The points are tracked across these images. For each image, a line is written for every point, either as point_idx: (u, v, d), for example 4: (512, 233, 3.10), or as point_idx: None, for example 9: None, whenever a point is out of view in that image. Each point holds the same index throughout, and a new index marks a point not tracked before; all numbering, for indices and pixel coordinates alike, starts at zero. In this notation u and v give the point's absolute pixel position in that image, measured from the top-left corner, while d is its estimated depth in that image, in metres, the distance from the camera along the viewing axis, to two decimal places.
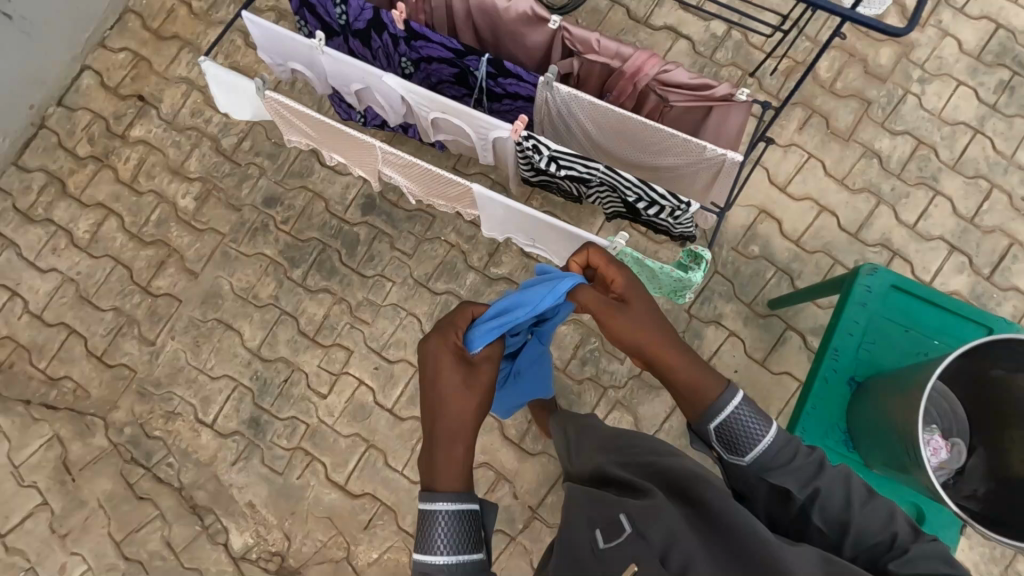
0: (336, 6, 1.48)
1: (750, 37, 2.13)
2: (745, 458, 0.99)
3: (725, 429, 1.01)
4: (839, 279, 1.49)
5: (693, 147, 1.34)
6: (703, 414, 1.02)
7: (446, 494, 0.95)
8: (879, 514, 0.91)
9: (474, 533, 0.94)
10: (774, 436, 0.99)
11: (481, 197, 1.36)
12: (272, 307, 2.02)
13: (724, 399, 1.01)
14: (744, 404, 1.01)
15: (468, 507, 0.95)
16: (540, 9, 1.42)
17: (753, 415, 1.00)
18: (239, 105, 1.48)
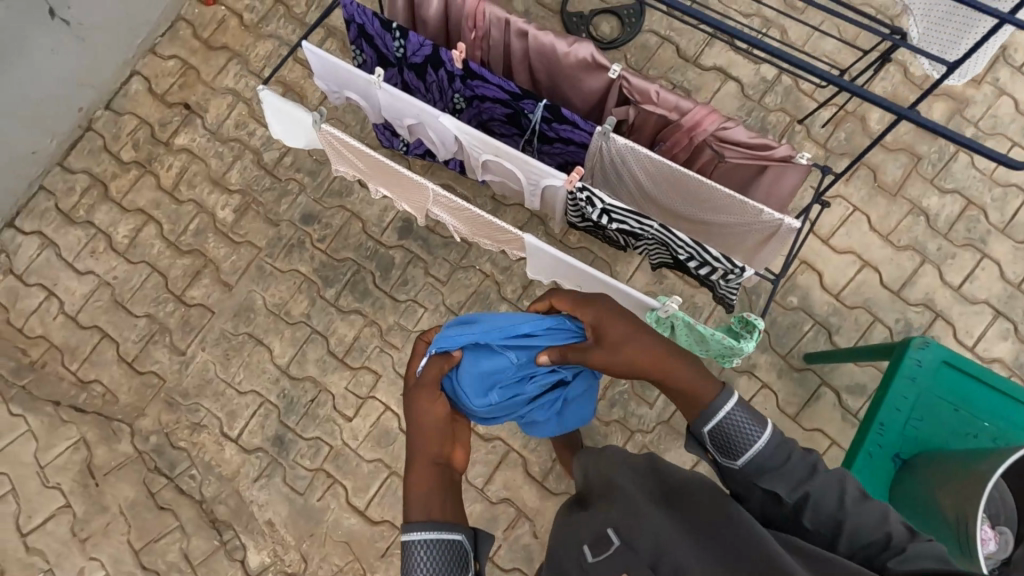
0: (395, 40, 1.48)
1: (800, 83, 2.12)
2: (739, 460, 1.01)
3: (721, 433, 1.03)
4: (886, 347, 1.46)
5: (749, 209, 1.32)
6: (698, 419, 1.06)
7: (421, 524, 1.02)
8: (873, 514, 0.93)
9: (455, 562, 1.01)
10: (770, 436, 1.01)
11: (531, 246, 1.35)
12: (304, 325, 2.02)
13: (718, 403, 1.04)
14: (737, 406, 1.04)
15: (450, 538, 1.02)
16: (601, 56, 1.42)
17: (746, 417, 1.03)
18: (291, 134, 1.49)
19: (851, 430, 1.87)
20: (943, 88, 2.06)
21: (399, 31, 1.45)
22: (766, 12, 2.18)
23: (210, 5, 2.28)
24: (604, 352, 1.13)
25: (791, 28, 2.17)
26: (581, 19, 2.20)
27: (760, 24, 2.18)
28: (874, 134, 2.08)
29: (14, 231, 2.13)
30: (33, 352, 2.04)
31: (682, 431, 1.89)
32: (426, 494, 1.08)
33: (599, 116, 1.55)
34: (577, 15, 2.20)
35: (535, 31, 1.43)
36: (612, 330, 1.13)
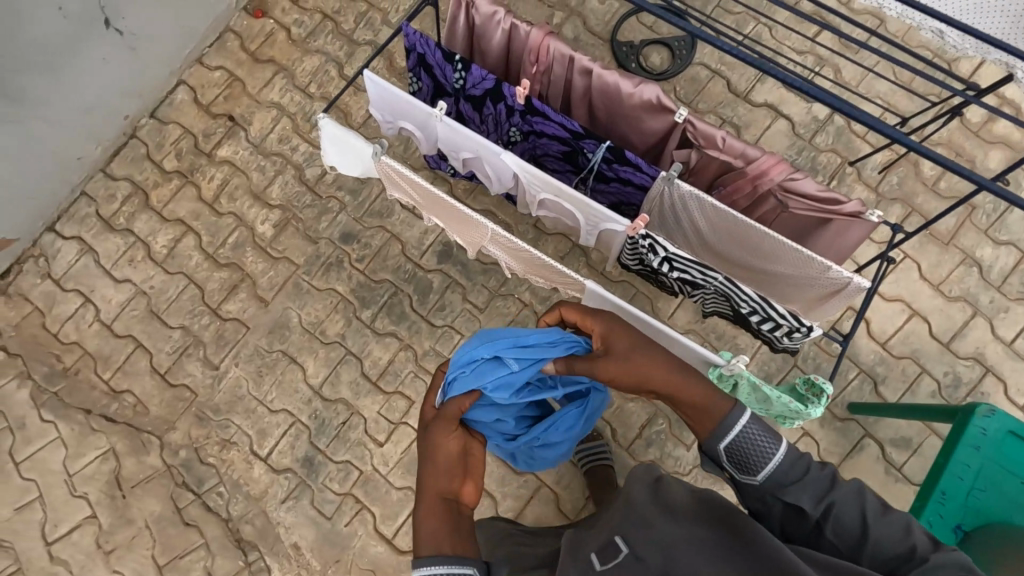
0: (455, 72, 1.46)
1: (853, 124, 2.08)
2: (756, 476, 0.99)
3: (738, 448, 1.02)
4: (949, 409, 1.42)
5: (816, 265, 1.28)
6: (714, 433, 1.04)
7: (431, 556, 0.95)
8: (896, 527, 0.90)
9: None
10: (786, 452, 0.99)
11: (593, 293, 1.33)
12: (338, 346, 2.00)
13: (735, 415, 1.03)
14: (753, 422, 1.03)
15: (460, 570, 0.94)
16: (667, 98, 1.39)
17: (763, 432, 1.02)
18: (347, 163, 1.47)
19: (893, 483, 1.82)
20: (999, 136, 2.03)
21: (462, 63, 1.43)
22: (820, 50, 2.15)
23: (259, 18, 2.29)
24: (615, 361, 1.12)
25: (845, 67, 2.13)
26: (631, 49, 2.18)
27: (813, 62, 2.14)
28: (927, 179, 2.04)
29: (53, 236, 2.12)
30: (66, 358, 2.03)
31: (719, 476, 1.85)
32: (433, 529, 0.99)
33: (657, 157, 1.52)
34: (627, 45, 2.19)
35: (599, 69, 1.41)
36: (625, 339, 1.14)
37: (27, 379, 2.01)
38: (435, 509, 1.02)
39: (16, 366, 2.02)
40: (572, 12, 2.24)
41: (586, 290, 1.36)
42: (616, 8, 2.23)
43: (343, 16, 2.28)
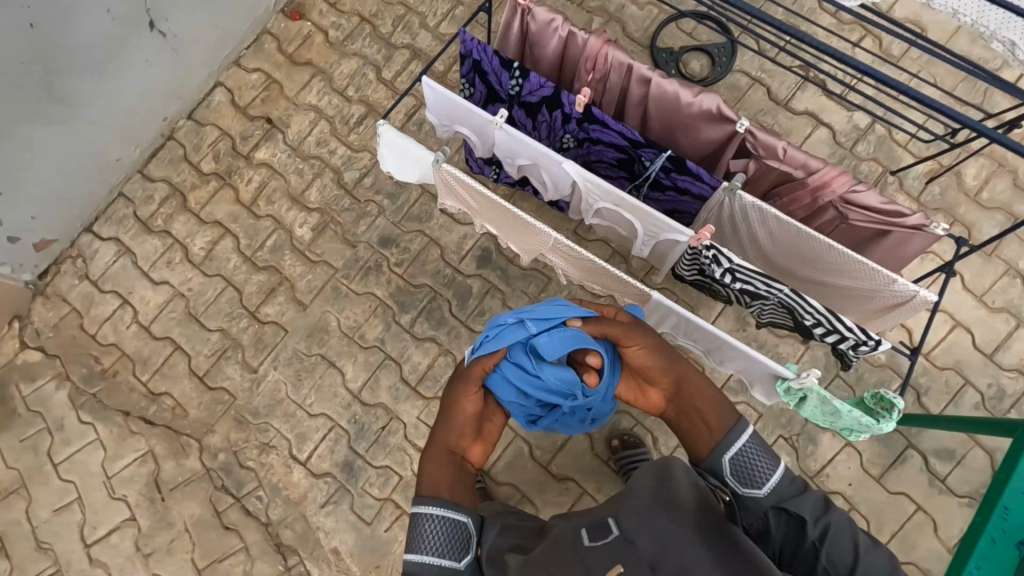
0: (512, 79, 1.45)
1: (894, 133, 2.08)
2: (759, 489, 1.13)
3: (737, 462, 1.17)
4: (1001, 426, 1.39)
5: (880, 278, 1.28)
6: (718, 441, 1.20)
7: (432, 499, 1.25)
8: (882, 562, 1.02)
9: (458, 540, 1.22)
10: (781, 474, 1.14)
11: (659, 304, 1.32)
12: (377, 350, 2.00)
13: (736, 429, 1.20)
14: (754, 439, 1.20)
15: (454, 518, 1.23)
16: (726, 108, 1.39)
17: (760, 452, 1.17)
18: (404, 168, 1.47)
19: (937, 495, 1.82)
20: None
21: (520, 70, 1.42)
22: (860, 58, 2.14)
23: (297, 21, 2.28)
24: (642, 348, 1.32)
25: (886, 75, 2.12)
26: (670, 55, 2.18)
27: (853, 70, 2.13)
28: (970, 189, 2.03)
29: (91, 237, 2.12)
30: (104, 360, 2.03)
31: None
32: (440, 474, 1.30)
33: (711, 166, 1.52)
34: (667, 51, 2.18)
35: (658, 78, 1.40)
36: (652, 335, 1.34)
37: (66, 380, 2.01)
38: (444, 470, 1.31)
39: (55, 368, 2.02)
40: (610, 17, 2.23)
41: (650, 301, 1.35)
42: (656, 14, 2.22)
43: (381, 19, 2.27)
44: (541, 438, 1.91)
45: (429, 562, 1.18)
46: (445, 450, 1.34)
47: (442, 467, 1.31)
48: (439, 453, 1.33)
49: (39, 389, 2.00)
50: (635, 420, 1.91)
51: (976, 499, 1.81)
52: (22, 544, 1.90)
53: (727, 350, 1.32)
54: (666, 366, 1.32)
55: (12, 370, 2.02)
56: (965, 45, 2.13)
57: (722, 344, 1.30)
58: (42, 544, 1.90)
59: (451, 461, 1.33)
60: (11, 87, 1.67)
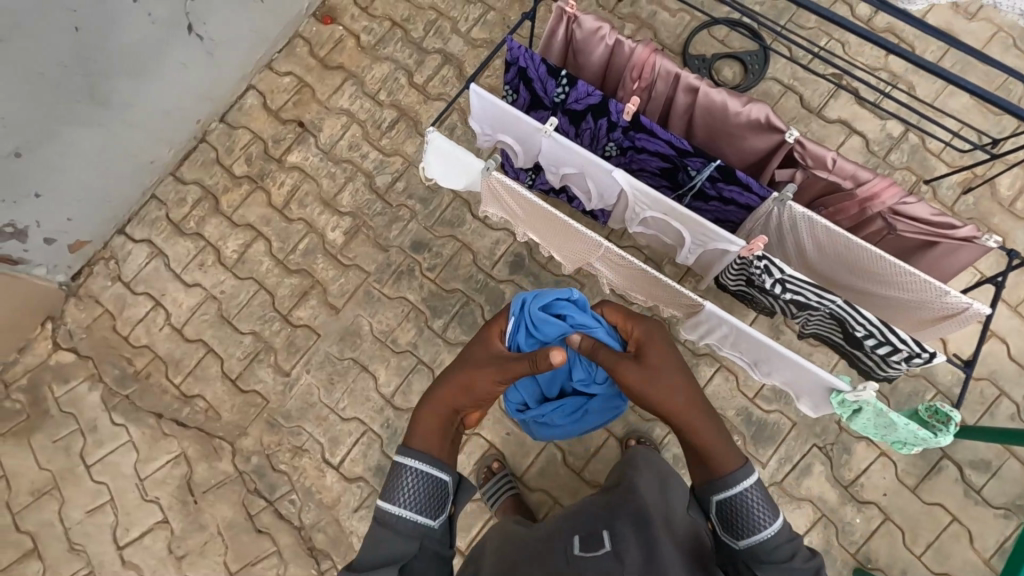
0: (559, 86, 1.44)
1: (928, 142, 2.07)
2: (738, 540, 1.10)
3: (730, 507, 1.12)
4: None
5: (932, 291, 1.27)
6: (711, 484, 1.14)
7: (417, 454, 1.14)
8: None
9: (437, 499, 1.12)
10: (776, 529, 1.07)
11: (711, 315, 1.32)
12: (410, 355, 2.00)
13: (737, 477, 1.12)
14: (756, 488, 1.12)
15: (436, 477, 1.13)
16: (775, 118, 1.38)
17: (761, 502, 1.10)
18: (450, 175, 1.46)
19: (973, 506, 1.81)
20: None
21: (567, 78, 1.41)
22: (894, 67, 2.13)
23: (328, 24, 2.29)
24: (633, 376, 1.23)
25: (920, 84, 2.12)
26: (703, 62, 2.18)
27: (887, 78, 2.13)
28: (1004, 200, 2.03)
29: (124, 238, 2.13)
30: (137, 362, 2.04)
31: (797, 495, 1.83)
32: (428, 430, 1.18)
33: (755, 174, 1.52)
34: (699, 58, 2.18)
35: (706, 87, 1.40)
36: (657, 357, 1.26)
37: (99, 382, 2.01)
38: (434, 426, 1.19)
39: (88, 369, 2.02)
40: (642, 24, 2.23)
41: (702, 312, 1.35)
42: (688, 21, 2.22)
43: (413, 23, 2.27)
44: (573, 444, 1.91)
45: (406, 517, 1.08)
46: (442, 404, 1.22)
47: (435, 420, 1.21)
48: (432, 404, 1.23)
49: (72, 390, 2.01)
50: (668, 428, 1.90)
51: (1012, 511, 1.80)
52: (55, 545, 1.90)
53: (777, 361, 1.32)
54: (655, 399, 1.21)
55: (45, 371, 2.02)
56: (998, 55, 2.13)
57: (773, 356, 1.31)
58: (74, 546, 1.90)
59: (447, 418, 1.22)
60: (54, 88, 1.67)
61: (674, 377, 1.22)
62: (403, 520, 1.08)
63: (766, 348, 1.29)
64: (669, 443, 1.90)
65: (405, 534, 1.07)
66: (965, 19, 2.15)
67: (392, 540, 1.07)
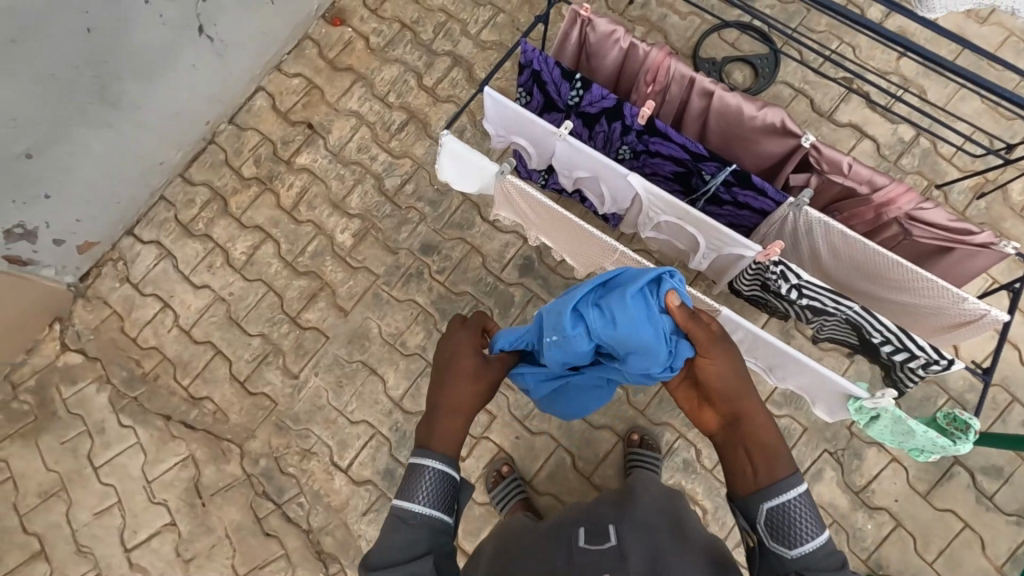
0: (573, 89, 1.43)
1: (939, 146, 2.07)
2: (790, 549, 1.02)
3: (778, 515, 1.05)
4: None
5: (949, 297, 1.26)
6: (764, 488, 1.08)
7: (434, 455, 1.13)
8: None
9: (452, 496, 1.13)
10: (821, 542, 1.02)
11: (727, 320, 1.31)
12: (419, 358, 1.99)
13: (789, 482, 1.07)
14: (804, 498, 1.06)
15: (450, 474, 1.13)
16: (791, 122, 1.38)
17: (808, 513, 1.04)
18: (463, 178, 1.46)
19: (985, 513, 1.80)
20: None
21: (581, 81, 1.41)
22: (904, 71, 2.13)
23: (338, 26, 2.28)
24: (719, 361, 1.15)
25: (931, 88, 2.11)
26: (713, 65, 2.17)
27: (898, 82, 2.12)
28: (1015, 205, 2.03)
29: (132, 239, 2.13)
30: (145, 363, 2.03)
31: None
32: (447, 434, 1.16)
33: (769, 179, 1.51)
34: (709, 61, 2.17)
35: (721, 91, 1.39)
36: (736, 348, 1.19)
37: (106, 383, 2.01)
38: (453, 428, 1.17)
39: (96, 370, 2.02)
40: (652, 27, 2.23)
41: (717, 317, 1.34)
42: (698, 24, 2.22)
43: (422, 25, 2.27)
44: (583, 448, 1.90)
45: (425, 514, 1.08)
46: (453, 409, 1.18)
47: (452, 425, 1.17)
48: (445, 409, 1.18)
49: (80, 392, 2.00)
50: (678, 433, 1.90)
51: None
52: (62, 547, 1.89)
53: (793, 367, 1.31)
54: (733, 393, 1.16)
55: (53, 372, 2.02)
56: (1009, 60, 2.12)
57: (790, 362, 1.29)
58: (82, 548, 1.90)
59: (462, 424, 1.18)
60: (66, 89, 1.67)
61: (741, 372, 1.17)
62: (421, 516, 1.08)
63: (783, 354, 1.28)
64: (679, 447, 1.88)
65: (422, 530, 1.07)
66: (976, 23, 2.15)
67: (410, 536, 1.06)
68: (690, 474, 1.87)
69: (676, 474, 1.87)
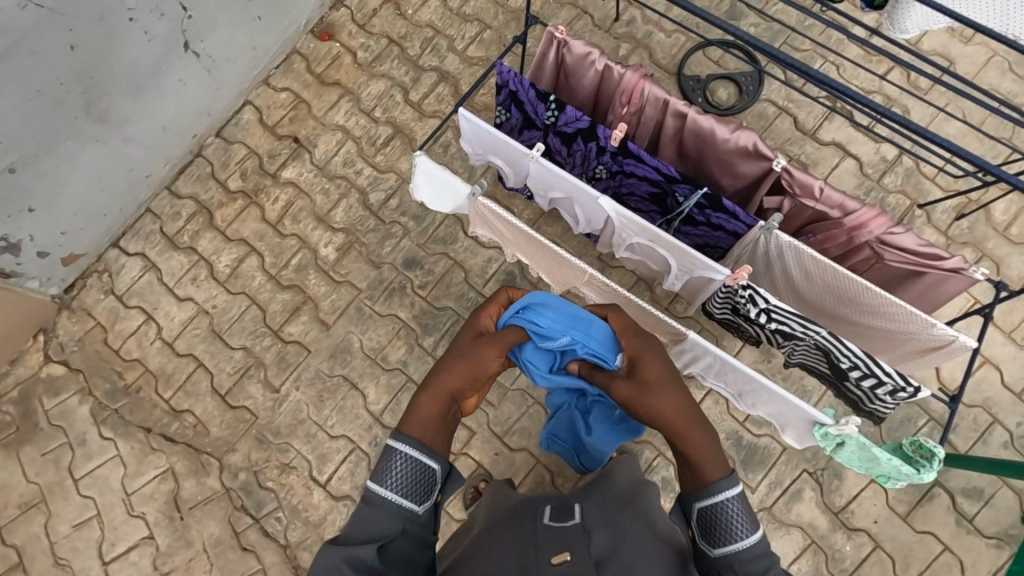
0: (548, 110, 1.43)
1: (921, 166, 2.07)
2: (718, 548, 1.05)
3: (711, 514, 1.08)
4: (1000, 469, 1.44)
5: (920, 324, 1.26)
6: (696, 491, 1.11)
7: (410, 439, 1.12)
8: None
9: (426, 485, 1.11)
10: (753, 542, 1.04)
11: (696, 344, 1.31)
12: (400, 373, 1.99)
13: (720, 486, 1.09)
14: (736, 501, 1.08)
15: (427, 464, 1.12)
16: (763, 145, 1.37)
17: (741, 514, 1.06)
18: (438, 199, 1.47)
19: (965, 535, 1.79)
20: None
21: (556, 102, 1.40)
22: (888, 89, 2.13)
23: (326, 41, 2.30)
24: (634, 399, 1.16)
25: (914, 107, 2.11)
26: (697, 82, 2.18)
27: (882, 101, 2.13)
28: (1000, 225, 2.03)
29: (118, 251, 2.14)
30: (128, 375, 2.04)
31: (786, 522, 1.81)
32: (426, 419, 1.15)
33: (744, 201, 1.51)
34: (694, 78, 2.18)
35: (694, 113, 1.39)
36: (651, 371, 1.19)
37: (89, 395, 2.02)
38: (434, 415, 1.16)
39: (79, 381, 2.03)
40: (638, 44, 2.24)
41: (687, 341, 1.34)
42: (683, 41, 2.22)
43: (410, 40, 2.28)
44: (563, 466, 1.89)
45: (395, 501, 1.07)
46: (441, 392, 1.18)
47: (433, 409, 1.17)
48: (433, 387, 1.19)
49: (62, 404, 2.01)
50: (657, 450, 1.89)
51: (1004, 541, 1.78)
52: (40, 559, 1.90)
53: (763, 392, 1.30)
54: (650, 411, 1.15)
55: (36, 383, 2.02)
56: (994, 79, 2.13)
57: (758, 387, 1.30)
58: (60, 560, 1.90)
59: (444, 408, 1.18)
60: (53, 106, 1.68)
61: (666, 391, 1.16)
62: (389, 503, 1.07)
63: (749, 378, 1.28)
64: (658, 465, 1.88)
65: (389, 514, 1.06)
66: (961, 43, 2.15)
67: (377, 519, 1.06)
68: (669, 492, 1.86)
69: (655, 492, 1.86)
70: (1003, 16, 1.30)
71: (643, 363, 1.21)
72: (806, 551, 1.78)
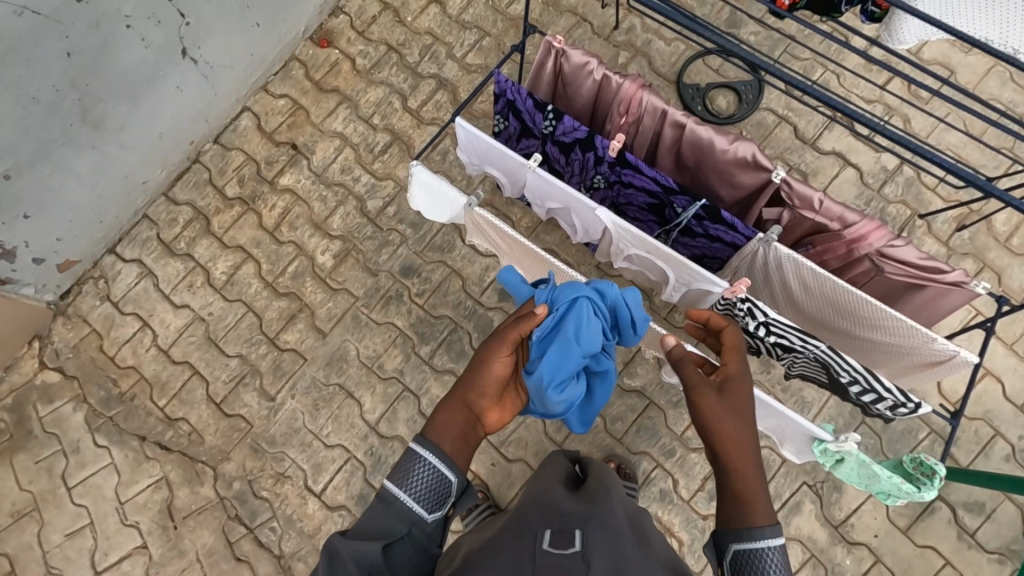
0: (546, 120, 1.41)
1: (922, 176, 2.06)
2: None
3: (747, 560, 1.00)
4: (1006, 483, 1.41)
5: (921, 338, 1.24)
6: (738, 530, 1.02)
7: (432, 447, 1.08)
8: None
9: (440, 497, 1.06)
10: None
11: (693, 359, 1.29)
12: (396, 382, 1.98)
13: (764, 532, 1.00)
14: (778, 552, 1.00)
15: (446, 474, 1.07)
16: (762, 156, 1.36)
17: (779, 567, 0.99)
18: (436, 208, 1.45)
19: (967, 550, 1.76)
20: None
21: (553, 112, 1.38)
22: (889, 98, 2.12)
23: (325, 47, 2.29)
24: (711, 407, 1.10)
25: (914, 117, 2.11)
26: (697, 91, 2.16)
27: (882, 110, 2.12)
28: (1001, 236, 2.01)
29: (114, 258, 2.13)
30: (123, 383, 2.03)
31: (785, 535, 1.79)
32: (446, 422, 1.13)
33: (743, 211, 1.50)
34: (693, 87, 2.17)
35: (692, 123, 1.38)
36: (739, 396, 1.12)
37: (84, 402, 2.00)
38: (456, 422, 1.13)
39: (73, 389, 2.01)
40: (637, 52, 2.23)
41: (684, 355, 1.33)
42: (683, 50, 2.22)
43: (408, 47, 2.28)
44: None
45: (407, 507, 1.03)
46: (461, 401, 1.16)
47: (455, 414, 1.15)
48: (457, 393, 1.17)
49: (57, 411, 1.99)
50: (654, 462, 1.88)
51: (1006, 556, 1.76)
52: (33, 568, 1.88)
53: (764, 408, 1.28)
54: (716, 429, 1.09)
55: (31, 390, 2.01)
56: (994, 89, 2.12)
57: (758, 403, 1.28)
58: (52, 569, 1.88)
59: (466, 414, 1.16)
60: (48, 112, 1.68)
61: (738, 419, 1.10)
62: (400, 504, 1.04)
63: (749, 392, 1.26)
64: (656, 477, 1.87)
65: (397, 515, 1.03)
66: (961, 52, 2.14)
67: (384, 516, 1.04)
68: (667, 504, 1.84)
69: (653, 504, 1.85)
70: (1003, 30, 1.29)
71: (734, 389, 1.12)
72: (805, 566, 1.76)
